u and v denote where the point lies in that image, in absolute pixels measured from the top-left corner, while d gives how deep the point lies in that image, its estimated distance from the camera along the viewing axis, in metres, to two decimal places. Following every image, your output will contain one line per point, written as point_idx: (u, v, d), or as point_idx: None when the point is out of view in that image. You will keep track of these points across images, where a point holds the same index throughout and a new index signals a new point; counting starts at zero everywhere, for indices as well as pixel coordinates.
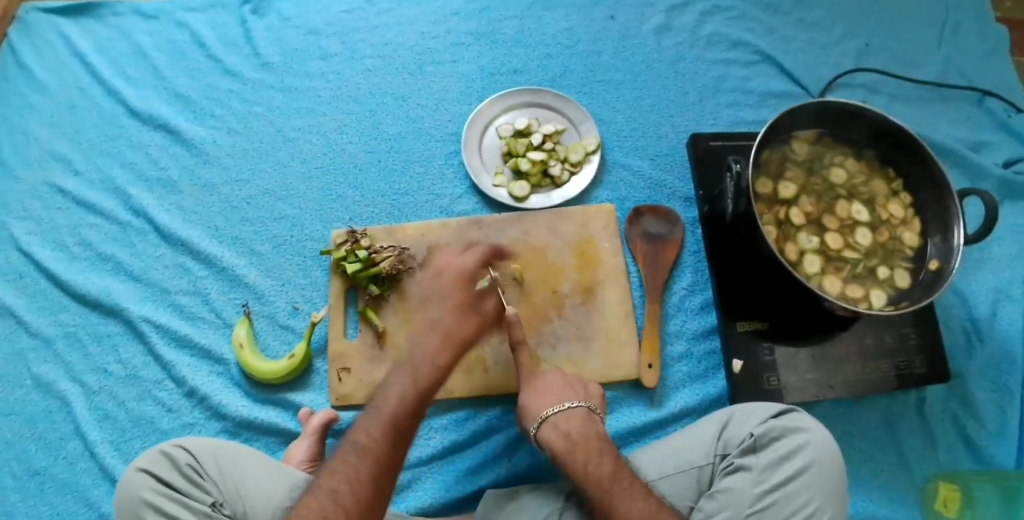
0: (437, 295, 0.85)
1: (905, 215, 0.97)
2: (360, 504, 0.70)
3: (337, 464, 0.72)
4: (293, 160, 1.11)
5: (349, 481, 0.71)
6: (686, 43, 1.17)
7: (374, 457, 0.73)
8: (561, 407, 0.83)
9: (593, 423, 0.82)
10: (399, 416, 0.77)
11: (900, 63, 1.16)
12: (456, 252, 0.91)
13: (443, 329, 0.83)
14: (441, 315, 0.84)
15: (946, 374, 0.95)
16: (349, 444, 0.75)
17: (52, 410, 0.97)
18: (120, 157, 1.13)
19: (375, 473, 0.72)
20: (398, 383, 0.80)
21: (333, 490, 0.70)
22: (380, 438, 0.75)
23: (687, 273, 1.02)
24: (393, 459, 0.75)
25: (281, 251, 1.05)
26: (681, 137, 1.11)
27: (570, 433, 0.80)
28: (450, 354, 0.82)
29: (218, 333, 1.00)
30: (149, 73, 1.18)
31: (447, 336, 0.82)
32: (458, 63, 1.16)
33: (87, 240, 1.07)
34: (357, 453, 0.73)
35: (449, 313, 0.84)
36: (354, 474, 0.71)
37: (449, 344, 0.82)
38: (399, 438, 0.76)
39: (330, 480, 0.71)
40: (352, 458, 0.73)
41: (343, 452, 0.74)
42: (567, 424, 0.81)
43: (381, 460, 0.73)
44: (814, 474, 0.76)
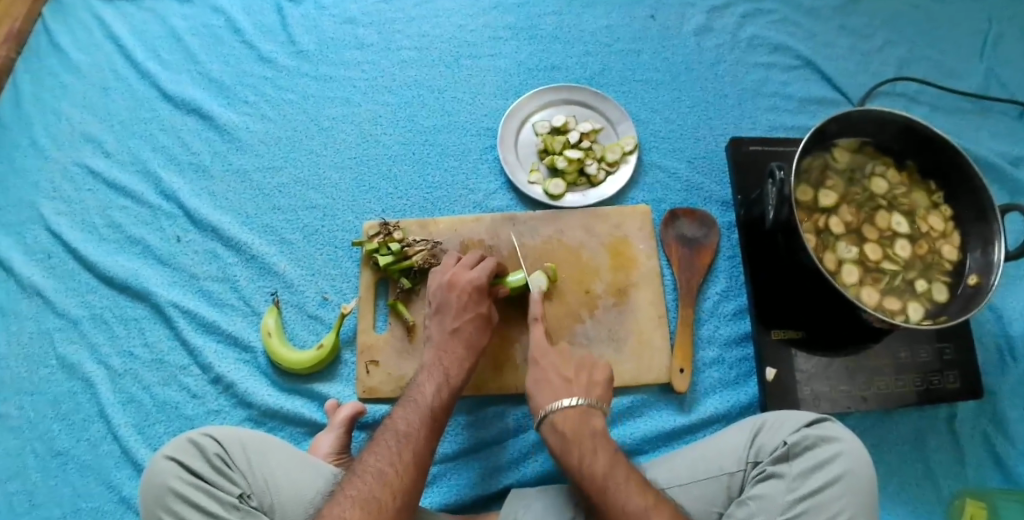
0: (452, 308, 0.87)
1: (945, 228, 0.96)
2: (405, 486, 0.71)
3: (379, 448, 0.74)
4: (326, 149, 1.10)
5: (393, 462, 0.72)
6: (726, 45, 1.15)
7: (414, 444, 0.74)
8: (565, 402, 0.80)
9: (591, 419, 0.79)
10: (435, 408, 0.79)
11: (942, 73, 1.15)
12: (466, 264, 0.91)
13: (465, 338, 0.86)
14: (461, 323, 0.86)
15: (980, 390, 0.94)
16: (389, 430, 0.76)
17: (77, 391, 0.97)
18: (151, 141, 1.12)
19: (416, 458, 0.73)
20: (431, 379, 0.82)
21: (378, 471, 0.71)
22: (419, 426, 0.76)
23: (721, 278, 1.01)
24: (430, 446, 0.76)
25: (311, 241, 1.04)
26: (719, 140, 1.09)
27: (563, 381, 0.83)
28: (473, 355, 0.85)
29: (246, 321, 1.00)
30: (183, 56, 1.17)
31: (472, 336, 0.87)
32: (495, 57, 1.14)
33: (116, 222, 1.06)
34: (398, 439, 0.75)
35: (468, 322, 0.87)
36: (397, 456, 0.73)
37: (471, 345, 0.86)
38: (435, 430, 0.77)
39: (373, 462, 0.72)
40: (394, 443, 0.74)
41: (383, 438, 0.75)
42: (563, 421, 0.78)
43: (420, 446, 0.74)
44: (847, 485, 0.74)
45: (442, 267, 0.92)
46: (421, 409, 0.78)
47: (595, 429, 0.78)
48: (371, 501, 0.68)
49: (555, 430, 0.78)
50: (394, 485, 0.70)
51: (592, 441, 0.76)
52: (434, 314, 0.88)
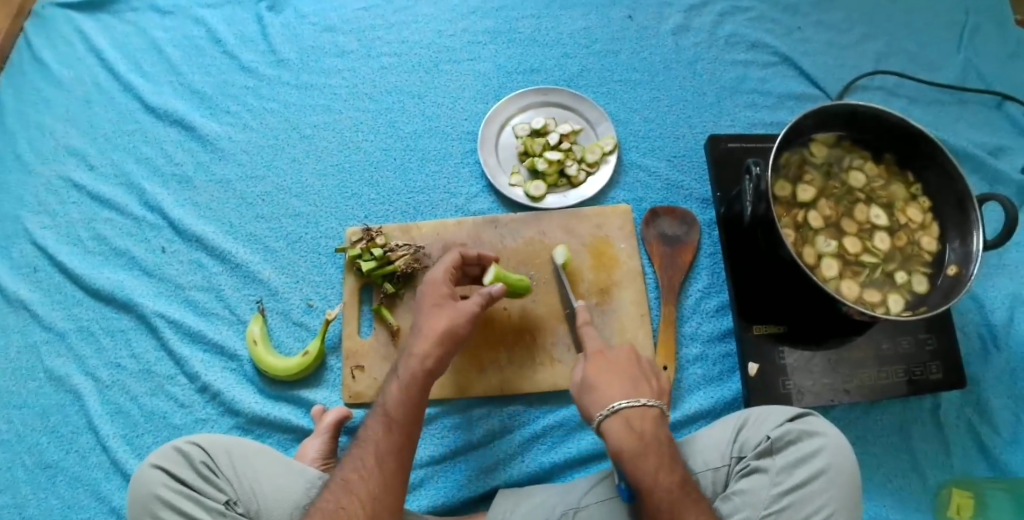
0: (420, 306, 0.83)
1: (923, 219, 0.96)
2: (371, 495, 0.70)
3: (348, 459, 0.74)
4: (308, 157, 1.10)
5: (357, 473, 0.72)
6: (704, 43, 1.16)
7: (376, 449, 0.73)
8: (638, 402, 0.76)
9: (664, 427, 0.77)
10: (401, 410, 0.76)
11: (919, 66, 1.15)
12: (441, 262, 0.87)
13: (438, 326, 0.80)
14: (429, 323, 0.81)
15: (963, 380, 0.95)
16: (357, 440, 0.75)
17: (65, 403, 0.98)
18: (135, 152, 1.12)
19: (381, 463, 0.72)
20: (394, 379, 0.79)
21: (345, 483, 0.71)
22: (382, 430, 0.75)
23: (702, 275, 1.02)
24: (400, 450, 0.74)
25: (295, 248, 1.05)
26: (698, 138, 1.10)
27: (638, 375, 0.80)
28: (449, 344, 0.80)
29: (231, 329, 1.00)
30: (165, 68, 1.18)
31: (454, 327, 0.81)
32: (474, 61, 1.15)
33: (101, 235, 1.07)
34: (363, 447, 0.74)
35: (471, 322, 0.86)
36: (361, 466, 0.72)
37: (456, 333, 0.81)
38: (406, 431, 0.75)
39: (341, 475, 0.72)
40: (359, 453, 0.74)
41: (351, 449, 0.75)
42: (641, 423, 0.75)
43: (382, 451, 0.73)
44: (829, 478, 0.75)
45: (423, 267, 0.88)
46: (386, 413, 0.76)
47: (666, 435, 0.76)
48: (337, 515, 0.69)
49: (628, 427, 0.74)
50: (359, 496, 0.70)
51: (669, 450, 0.75)
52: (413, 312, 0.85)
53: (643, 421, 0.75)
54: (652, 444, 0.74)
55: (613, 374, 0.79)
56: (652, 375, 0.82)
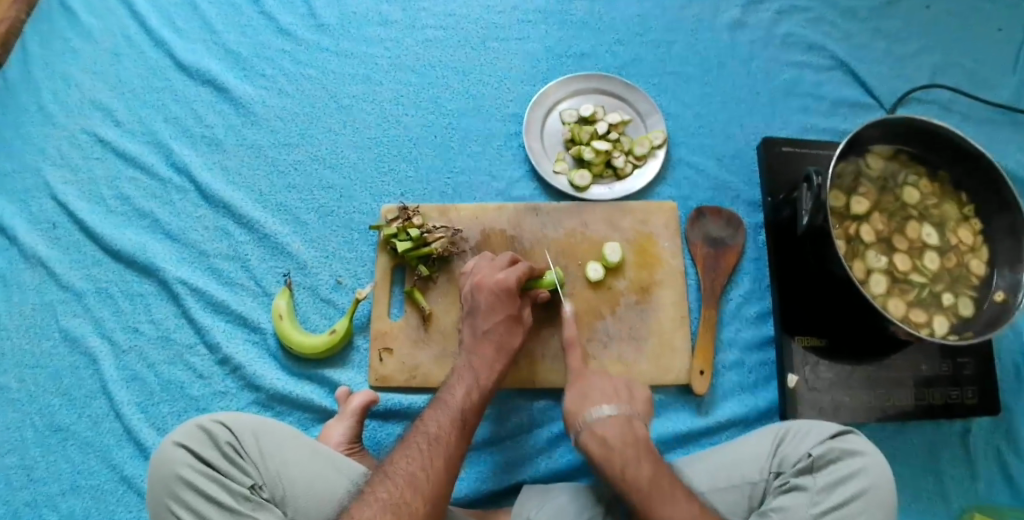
0: (481, 310, 0.85)
1: (974, 242, 0.94)
2: (435, 491, 0.69)
3: (410, 451, 0.72)
4: (345, 128, 1.06)
5: (424, 466, 0.70)
6: (760, 41, 1.12)
7: (447, 443, 0.73)
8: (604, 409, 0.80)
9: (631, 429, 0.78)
10: (467, 408, 0.78)
11: (976, 84, 1.12)
12: (498, 265, 0.89)
13: (495, 340, 0.85)
14: (491, 326, 0.85)
15: (996, 407, 0.94)
16: (422, 434, 0.74)
17: (79, 366, 0.96)
18: (164, 111, 1.08)
19: (447, 462, 0.72)
20: (461, 380, 0.81)
21: (408, 475, 0.70)
22: (453, 425, 0.75)
23: (745, 280, 0.98)
24: (461, 451, 0.74)
25: (327, 222, 1.01)
26: (750, 138, 1.06)
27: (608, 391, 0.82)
28: (502, 354, 0.84)
29: (256, 301, 0.98)
30: (199, 24, 1.13)
31: (506, 339, 0.85)
32: (523, 41, 1.11)
33: (125, 195, 1.04)
34: (429, 440, 0.73)
35: (497, 325, 0.85)
36: (428, 461, 0.71)
37: (512, 345, 0.85)
38: (467, 431, 0.76)
39: (405, 465, 0.70)
40: (424, 445, 0.72)
41: (414, 439, 0.74)
42: (604, 429, 0.78)
43: (451, 451, 0.73)
44: (870, 500, 0.74)
45: (474, 268, 0.90)
46: (457, 410, 0.77)
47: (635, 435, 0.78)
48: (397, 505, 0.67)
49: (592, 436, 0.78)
50: (424, 489, 0.69)
51: (634, 448, 0.76)
52: (465, 317, 0.87)
53: (608, 428, 0.78)
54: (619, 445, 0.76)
55: (612, 451, 0.76)
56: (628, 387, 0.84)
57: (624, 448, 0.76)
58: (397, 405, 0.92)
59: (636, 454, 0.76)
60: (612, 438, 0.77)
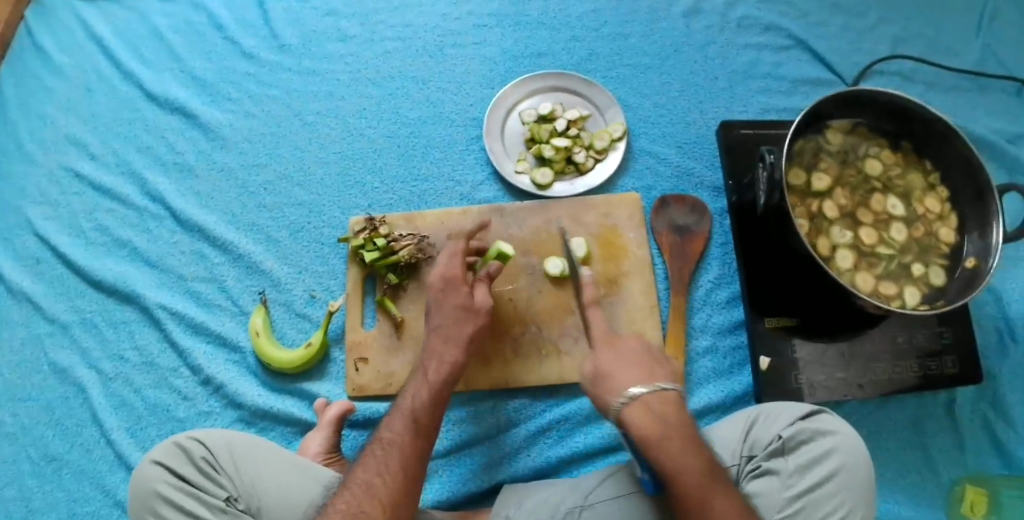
0: (433, 306, 0.83)
1: (942, 210, 0.93)
2: (393, 499, 0.69)
3: (368, 460, 0.72)
4: (310, 144, 1.08)
5: (380, 474, 0.70)
6: (716, 27, 1.12)
7: (401, 447, 0.73)
8: (655, 387, 0.73)
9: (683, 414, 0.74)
10: (426, 406, 0.76)
11: (939, 51, 1.11)
12: (444, 256, 0.87)
13: (452, 334, 0.82)
14: (447, 320, 0.83)
15: (978, 377, 0.92)
16: (380, 442, 0.74)
17: (69, 396, 0.98)
18: (136, 142, 1.11)
19: (403, 467, 0.71)
20: (420, 377, 0.80)
21: (365, 485, 0.70)
22: (409, 426, 0.74)
23: (713, 265, 0.98)
24: (419, 454, 0.73)
25: (298, 238, 1.03)
26: (710, 124, 1.07)
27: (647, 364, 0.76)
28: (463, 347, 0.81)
29: (234, 321, 1.00)
30: (166, 54, 1.15)
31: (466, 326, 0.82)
32: (480, 45, 1.12)
33: (103, 226, 1.06)
34: (385, 448, 0.73)
35: (449, 317, 0.82)
36: (383, 468, 0.71)
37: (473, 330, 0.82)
38: (426, 431, 0.75)
39: (361, 476, 0.71)
40: (381, 453, 0.73)
41: (371, 449, 0.74)
42: (661, 409, 0.72)
43: (408, 456, 0.72)
44: (843, 479, 0.74)
45: (438, 260, 0.87)
46: (414, 408, 0.76)
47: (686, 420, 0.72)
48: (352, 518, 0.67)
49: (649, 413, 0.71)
50: (380, 497, 0.69)
51: (685, 437, 0.71)
52: (425, 314, 0.85)
53: (663, 406, 0.72)
54: (677, 428, 0.71)
55: (669, 438, 0.70)
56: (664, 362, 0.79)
57: (676, 436, 0.71)
58: (373, 413, 0.93)
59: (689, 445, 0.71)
60: (669, 423, 0.71)
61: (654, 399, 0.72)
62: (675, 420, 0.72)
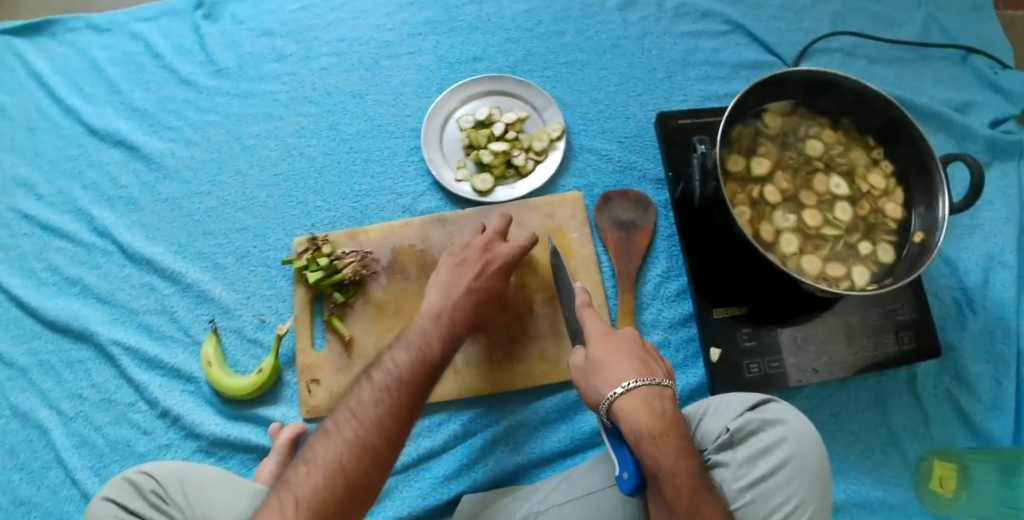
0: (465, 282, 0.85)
1: (886, 185, 0.91)
2: (393, 425, 0.70)
3: (371, 387, 0.72)
4: (252, 168, 1.08)
5: (383, 402, 0.71)
6: (651, 17, 1.11)
7: (376, 424, 0.69)
8: (648, 381, 0.70)
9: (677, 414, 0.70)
10: (407, 380, 0.73)
11: (878, 24, 1.10)
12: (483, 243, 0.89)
13: (472, 299, 0.84)
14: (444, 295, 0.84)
15: (938, 349, 0.91)
16: (347, 416, 0.70)
17: (32, 438, 0.98)
18: (81, 178, 1.10)
19: (408, 400, 0.72)
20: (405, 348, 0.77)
21: (324, 466, 0.66)
22: (385, 401, 0.71)
23: (661, 259, 0.98)
24: (422, 391, 0.74)
25: (244, 263, 1.03)
26: (650, 117, 1.06)
27: (639, 358, 0.74)
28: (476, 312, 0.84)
29: (187, 351, 1.00)
30: (105, 88, 1.15)
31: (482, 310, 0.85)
32: (415, 54, 1.11)
33: (54, 265, 1.06)
34: (391, 376, 0.73)
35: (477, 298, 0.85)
36: (387, 396, 0.71)
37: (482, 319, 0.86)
38: (405, 409, 0.71)
39: (320, 455, 0.67)
40: (386, 382, 0.73)
41: (337, 424, 0.70)
42: (660, 405, 0.69)
43: (412, 387, 0.73)
44: (794, 467, 0.73)
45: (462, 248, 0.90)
46: (392, 382, 0.72)
47: (679, 420, 0.69)
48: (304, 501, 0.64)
49: (647, 409, 0.68)
50: (338, 477, 0.66)
51: (680, 436, 0.68)
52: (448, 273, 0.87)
53: (661, 403, 0.69)
54: (674, 426, 0.68)
55: (663, 435, 0.67)
56: (655, 359, 0.75)
57: (671, 434, 0.67)
58: None
59: (681, 445, 0.67)
60: (666, 420, 0.68)
61: (651, 394, 0.70)
62: (670, 418, 0.69)
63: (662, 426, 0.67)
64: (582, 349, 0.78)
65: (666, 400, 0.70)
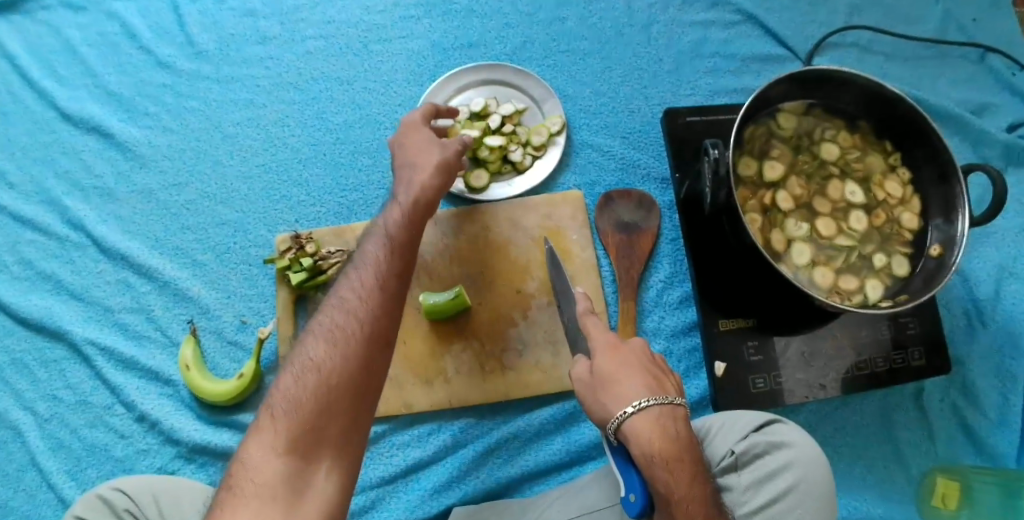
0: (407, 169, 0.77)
1: (903, 193, 0.87)
2: (394, 279, 0.66)
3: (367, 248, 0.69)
4: (232, 158, 1.02)
5: (383, 257, 0.67)
6: (658, 4, 1.05)
7: (374, 275, 0.66)
8: (661, 402, 0.64)
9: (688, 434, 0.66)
10: (398, 241, 0.69)
11: (895, 19, 1.04)
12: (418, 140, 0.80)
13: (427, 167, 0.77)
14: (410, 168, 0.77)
15: (948, 366, 0.87)
16: (348, 280, 0.66)
17: (6, 440, 0.93)
18: (54, 166, 1.04)
19: (403, 253, 0.68)
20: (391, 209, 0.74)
21: (330, 332, 0.62)
22: (384, 255, 0.68)
23: (664, 264, 0.93)
24: (413, 243, 0.70)
25: (224, 260, 0.98)
26: (655, 111, 1.00)
27: (651, 373, 0.68)
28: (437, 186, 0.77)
29: (165, 353, 0.95)
30: (79, 69, 1.07)
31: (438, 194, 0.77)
32: (407, 38, 1.05)
33: (27, 259, 1.00)
34: (385, 236, 0.70)
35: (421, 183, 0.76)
36: (387, 252, 0.68)
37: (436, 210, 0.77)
38: (404, 256, 0.69)
39: (327, 318, 0.63)
40: (383, 242, 0.69)
41: (344, 283, 0.66)
42: (675, 429, 0.63)
43: (405, 242, 0.69)
44: (801, 494, 0.70)
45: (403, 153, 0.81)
46: (384, 241, 0.69)
47: (692, 441, 0.65)
48: (321, 367, 0.60)
49: (662, 434, 0.63)
50: (354, 333, 0.62)
51: (693, 462, 0.64)
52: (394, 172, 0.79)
53: (676, 427, 0.64)
54: (687, 451, 0.64)
55: (677, 465, 0.62)
56: (665, 375, 0.69)
57: (685, 462, 0.63)
58: None
59: (693, 472, 0.63)
60: (682, 445, 0.63)
61: (666, 416, 0.64)
62: (684, 443, 0.64)
63: (677, 454, 0.62)
64: (585, 359, 0.71)
65: (679, 421, 0.64)
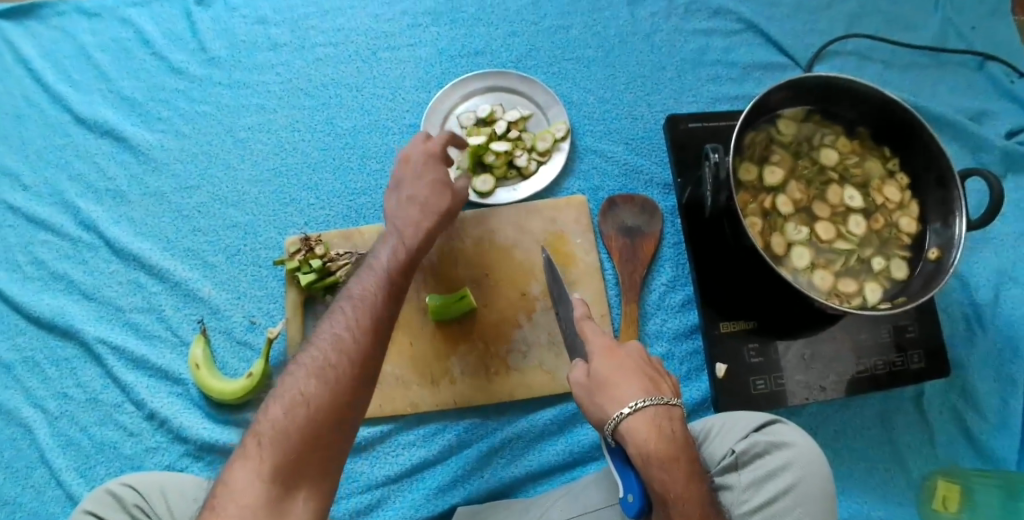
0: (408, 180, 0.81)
1: (902, 198, 0.88)
2: (384, 313, 0.69)
3: (361, 283, 0.72)
4: (243, 162, 1.04)
5: (375, 291, 0.71)
6: (662, 13, 1.07)
7: (364, 312, 0.68)
8: (655, 402, 0.65)
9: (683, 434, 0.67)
10: (391, 280, 0.73)
11: (895, 27, 1.06)
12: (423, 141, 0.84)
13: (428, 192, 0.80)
14: (416, 190, 0.80)
15: (947, 369, 0.88)
16: (338, 313, 0.69)
17: (17, 437, 0.95)
18: (68, 168, 1.06)
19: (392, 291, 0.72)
20: (385, 245, 0.77)
21: (319, 363, 0.64)
22: (376, 290, 0.71)
23: (666, 267, 0.95)
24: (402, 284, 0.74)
25: (234, 262, 0.99)
26: (658, 118, 1.02)
27: (647, 375, 0.68)
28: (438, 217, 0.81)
29: (175, 352, 0.97)
30: (94, 74, 1.10)
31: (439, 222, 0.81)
32: (415, 46, 1.07)
33: (40, 259, 1.02)
34: (378, 272, 0.73)
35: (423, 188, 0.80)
36: (378, 288, 0.71)
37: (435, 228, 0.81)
38: (394, 293, 0.72)
39: (320, 347, 0.65)
40: (377, 276, 0.72)
41: (336, 316, 0.68)
42: (670, 429, 0.64)
43: (394, 280, 0.73)
44: (800, 493, 0.71)
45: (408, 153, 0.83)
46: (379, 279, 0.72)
47: (687, 441, 0.66)
48: (311, 398, 0.62)
49: (657, 434, 0.64)
50: (343, 366, 0.64)
51: (688, 462, 0.65)
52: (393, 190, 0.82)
53: (671, 427, 0.65)
54: (682, 450, 0.65)
55: (673, 464, 0.63)
56: (661, 376, 0.70)
57: (680, 462, 0.64)
58: None
59: (689, 472, 0.65)
60: (676, 445, 0.64)
61: (661, 416, 0.65)
62: (679, 442, 0.65)
63: (672, 454, 0.64)
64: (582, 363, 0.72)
65: (674, 421, 0.66)
